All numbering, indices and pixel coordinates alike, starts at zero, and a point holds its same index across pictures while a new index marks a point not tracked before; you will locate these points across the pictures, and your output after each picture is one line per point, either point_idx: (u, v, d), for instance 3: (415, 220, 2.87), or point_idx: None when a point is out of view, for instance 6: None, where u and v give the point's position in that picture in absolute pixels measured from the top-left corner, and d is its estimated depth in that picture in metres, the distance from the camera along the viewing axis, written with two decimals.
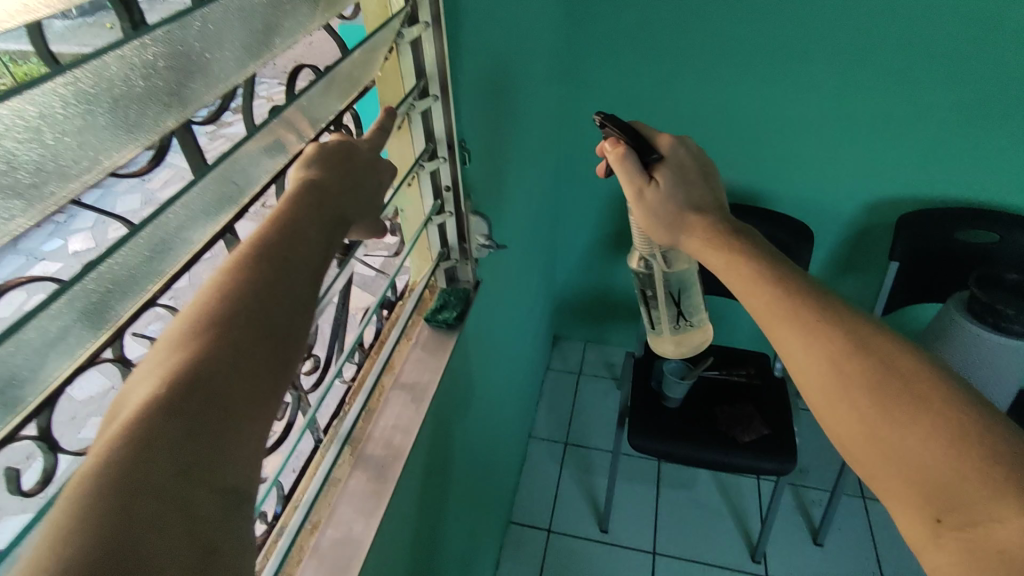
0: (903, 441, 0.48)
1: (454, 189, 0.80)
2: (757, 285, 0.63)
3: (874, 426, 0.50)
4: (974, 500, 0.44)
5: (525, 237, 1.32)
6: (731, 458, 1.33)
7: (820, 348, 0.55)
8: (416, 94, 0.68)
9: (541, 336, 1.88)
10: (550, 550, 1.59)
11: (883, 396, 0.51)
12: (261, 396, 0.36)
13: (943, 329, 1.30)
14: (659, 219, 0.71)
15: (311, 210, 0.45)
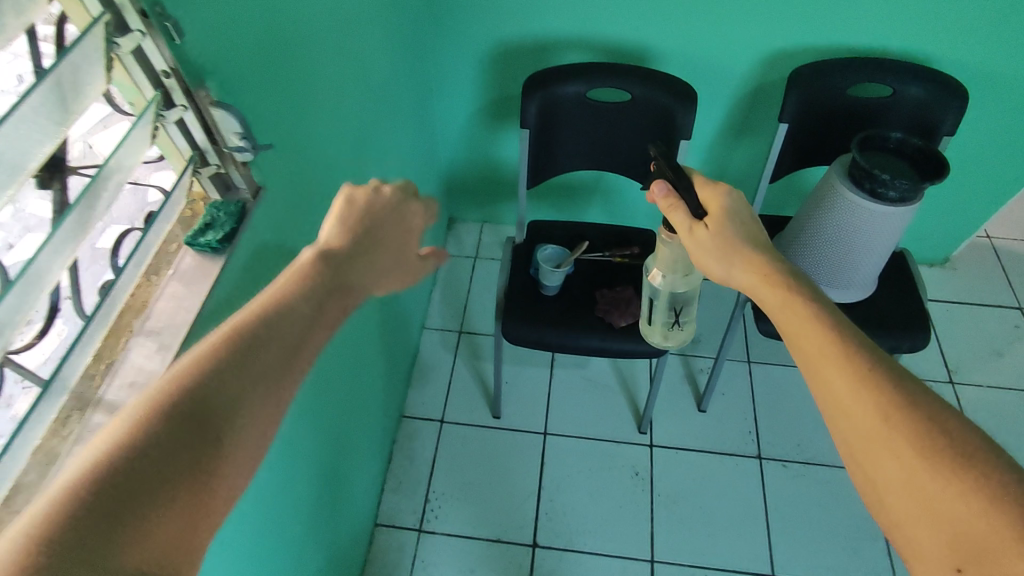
0: (917, 483, 0.50)
1: (176, 74, 0.59)
2: (784, 307, 0.65)
3: (893, 459, 0.52)
4: (988, 551, 0.46)
5: (371, 119, 1.13)
6: (607, 344, 1.29)
7: (834, 371, 0.58)
8: None
9: (427, 222, 1.73)
10: (443, 440, 1.59)
11: (906, 433, 0.52)
12: (221, 463, 0.41)
13: (823, 199, 1.23)
14: (714, 246, 0.76)
15: (320, 290, 0.51)
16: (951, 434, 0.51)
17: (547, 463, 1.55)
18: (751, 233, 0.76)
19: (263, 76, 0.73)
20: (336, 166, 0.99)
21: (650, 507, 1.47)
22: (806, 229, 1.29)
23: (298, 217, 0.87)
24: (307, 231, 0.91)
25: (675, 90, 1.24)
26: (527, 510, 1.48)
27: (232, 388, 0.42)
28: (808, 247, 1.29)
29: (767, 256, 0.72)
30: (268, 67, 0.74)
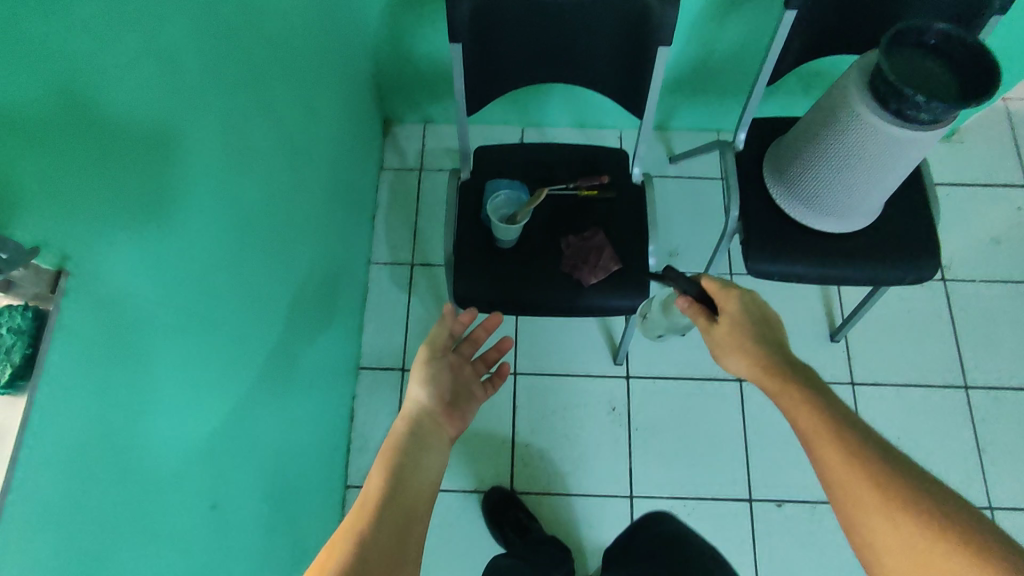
0: (919, 558, 0.57)
1: None
2: (791, 399, 0.72)
3: (910, 550, 0.58)
4: None
5: (248, 54, 0.84)
6: (575, 304, 1.11)
7: (841, 471, 0.64)
8: None
9: (357, 138, 1.45)
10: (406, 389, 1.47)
11: (905, 512, 0.59)
12: None
13: (834, 117, 0.99)
14: (725, 337, 0.80)
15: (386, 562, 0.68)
16: (923, 487, 0.61)
17: (519, 406, 1.45)
18: (763, 320, 0.80)
19: (43, 72, 0.49)
20: (207, 145, 0.74)
21: (628, 442, 1.42)
22: (805, 150, 1.06)
23: (155, 246, 0.64)
24: (178, 253, 0.69)
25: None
26: (502, 457, 1.41)
27: None
28: (804, 172, 1.08)
29: (771, 350, 0.77)
30: (43, 56, 0.49)
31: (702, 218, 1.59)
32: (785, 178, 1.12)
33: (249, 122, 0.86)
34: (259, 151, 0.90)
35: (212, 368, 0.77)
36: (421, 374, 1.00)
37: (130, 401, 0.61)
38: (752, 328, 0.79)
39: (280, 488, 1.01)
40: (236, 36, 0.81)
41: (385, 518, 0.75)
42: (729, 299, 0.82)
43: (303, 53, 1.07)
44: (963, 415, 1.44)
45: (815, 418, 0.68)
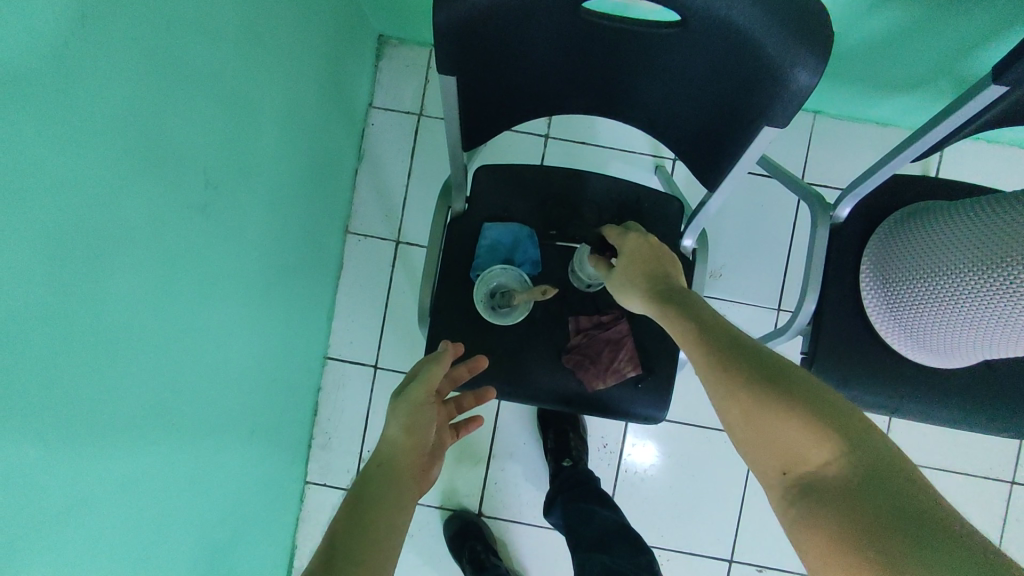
0: (768, 426, 0.53)
1: None
2: (662, 300, 0.64)
3: (782, 441, 0.52)
4: (802, 450, 0.51)
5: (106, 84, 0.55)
6: (578, 407, 0.88)
7: (722, 385, 0.56)
8: None
9: (329, 86, 1.10)
10: (377, 390, 1.30)
11: (764, 397, 0.53)
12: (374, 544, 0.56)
13: (999, 262, 0.68)
14: (627, 263, 0.70)
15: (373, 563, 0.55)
16: (800, 387, 0.54)
17: (499, 428, 1.31)
18: (661, 254, 0.70)
19: None
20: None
21: (613, 482, 1.29)
22: (937, 275, 0.73)
23: None
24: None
25: (789, 10, 0.53)
26: (474, 477, 1.30)
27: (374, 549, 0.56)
28: (916, 304, 0.77)
29: (664, 270, 0.68)
30: None
31: (761, 235, 1.26)
32: (893, 293, 0.80)
33: (104, 195, 0.57)
34: (131, 226, 0.62)
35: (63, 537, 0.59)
36: (405, 413, 0.69)
37: None
38: (648, 252, 0.70)
39: (201, 557, 0.90)
40: (57, 81, 0.50)
41: (352, 541, 0.56)
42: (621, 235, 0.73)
43: (224, 26, 0.72)
44: (998, 512, 1.26)
45: (700, 340, 0.58)
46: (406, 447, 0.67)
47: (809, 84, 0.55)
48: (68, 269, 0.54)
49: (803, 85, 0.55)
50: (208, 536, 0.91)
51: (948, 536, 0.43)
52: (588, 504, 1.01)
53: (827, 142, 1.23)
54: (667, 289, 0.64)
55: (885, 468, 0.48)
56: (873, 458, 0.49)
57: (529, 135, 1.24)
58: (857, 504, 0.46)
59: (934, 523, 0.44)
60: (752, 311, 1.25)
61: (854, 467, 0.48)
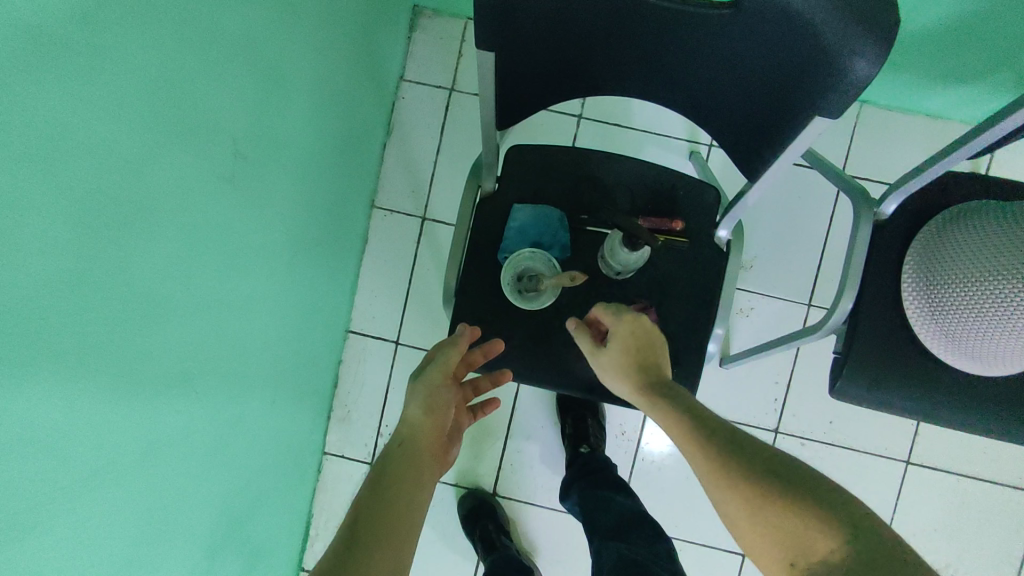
0: (763, 526, 0.52)
1: None
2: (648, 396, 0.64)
3: (784, 537, 0.51)
4: (807, 544, 0.50)
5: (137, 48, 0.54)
6: (600, 394, 0.86)
7: (718, 489, 0.55)
8: None
9: (360, 58, 1.08)
10: (397, 366, 1.30)
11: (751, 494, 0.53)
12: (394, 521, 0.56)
13: None
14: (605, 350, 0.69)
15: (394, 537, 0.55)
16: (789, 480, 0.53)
17: (517, 410, 1.31)
18: (645, 346, 0.68)
19: None
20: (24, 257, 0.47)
21: (630, 470, 1.28)
22: (993, 275, 0.70)
23: None
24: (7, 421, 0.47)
25: None
26: (490, 457, 1.31)
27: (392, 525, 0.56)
28: (960, 308, 0.74)
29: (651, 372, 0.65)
30: None
31: (797, 228, 1.22)
32: (935, 294, 0.77)
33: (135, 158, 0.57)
34: (160, 191, 0.62)
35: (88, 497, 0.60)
36: (423, 394, 0.70)
37: None
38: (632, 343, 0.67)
39: (220, 522, 0.91)
40: (87, 43, 0.49)
41: (375, 516, 0.56)
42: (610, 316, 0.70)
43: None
44: None
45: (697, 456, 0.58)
46: (425, 428, 0.68)
47: (868, 74, 0.52)
48: (95, 236, 0.54)
49: (860, 76, 0.52)
50: (226, 499, 0.93)
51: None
52: (605, 491, 1.01)
53: (872, 133, 1.18)
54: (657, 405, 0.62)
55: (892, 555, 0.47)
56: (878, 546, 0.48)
57: (562, 114, 1.22)
58: None
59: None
60: (782, 305, 1.22)
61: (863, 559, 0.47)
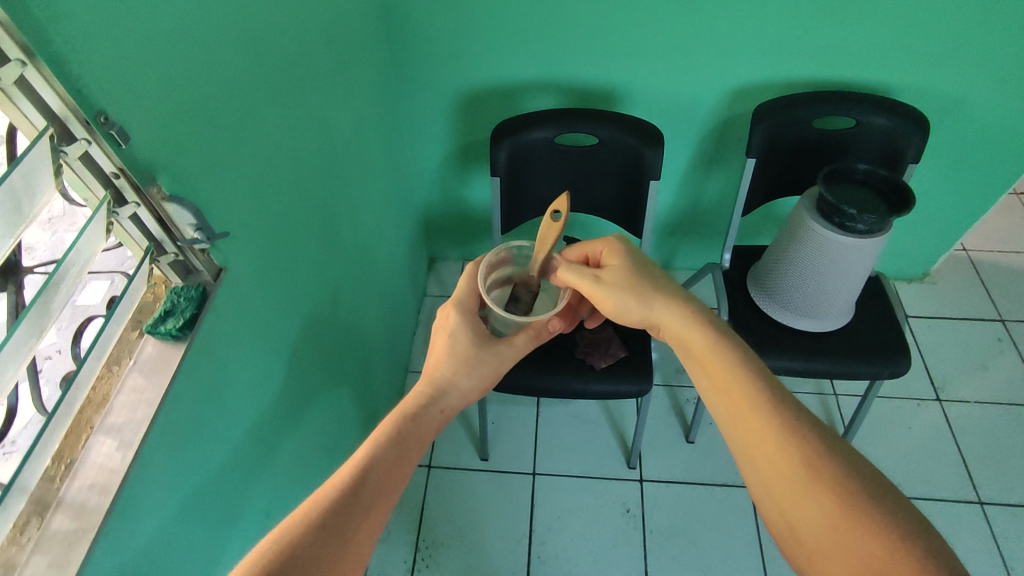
0: (756, 431, 0.67)
1: (125, 174, 0.60)
2: (676, 323, 0.80)
3: (762, 443, 0.66)
4: (767, 447, 0.65)
5: (344, 172, 1.18)
6: (588, 384, 1.28)
7: (728, 402, 0.71)
8: (58, 135, 0.53)
9: (410, 264, 1.74)
10: (431, 486, 1.56)
11: (755, 410, 0.67)
12: (395, 479, 0.73)
13: (790, 231, 1.26)
14: (623, 277, 0.85)
15: (386, 472, 0.72)
16: (782, 403, 0.67)
17: (537, 504, 1.53)
18: (649, 271, 0.86)
19: (248, 143, 0.81)
20: (305, 226, 1.02)
21: (643, 545, 1.46)
22: (778, 249, 1.31)
23: (273, 267, 0.90)
24: (282, 282, 0.94)
25: (643, 131, 1.25)
26: (518, 555, 1.45)
27: (375, 474, 0.71)
28: (776, 280, 1.32)
29: (667, 284, 0.84)
30: (246, 132, 0.80)
31: None
32: (767, 286, 1.35)
33: (332, 218, 1.13)
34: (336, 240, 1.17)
35: (279, 381, 0.96)
36: (477, 376, 0.89)
37: (235, 372, 0.82)
38: (639, 264, 0.87)
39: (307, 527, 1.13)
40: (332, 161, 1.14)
41: (368, 478, 0.70)
42: (610, 244, 0.91)
43: (378, 187, 1.40)
44: (983, 534, 1.44)
45: (719, 363, 0.73)
46: (455, 399, 0.86)
47: (658, 159, 1.24)
48: (320, 240, 1.09)
49: (657, 160, 1.24)
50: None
51: (895, 498, 0.59)
52: None
53: None
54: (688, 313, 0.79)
55: (848, 468, 0.62)
56: (841, 466, 0.62)
57: None
58: (815, 489, 0.61)
59: (895, 497, 0.59)
60: None
61: (813, 467, 0.62)
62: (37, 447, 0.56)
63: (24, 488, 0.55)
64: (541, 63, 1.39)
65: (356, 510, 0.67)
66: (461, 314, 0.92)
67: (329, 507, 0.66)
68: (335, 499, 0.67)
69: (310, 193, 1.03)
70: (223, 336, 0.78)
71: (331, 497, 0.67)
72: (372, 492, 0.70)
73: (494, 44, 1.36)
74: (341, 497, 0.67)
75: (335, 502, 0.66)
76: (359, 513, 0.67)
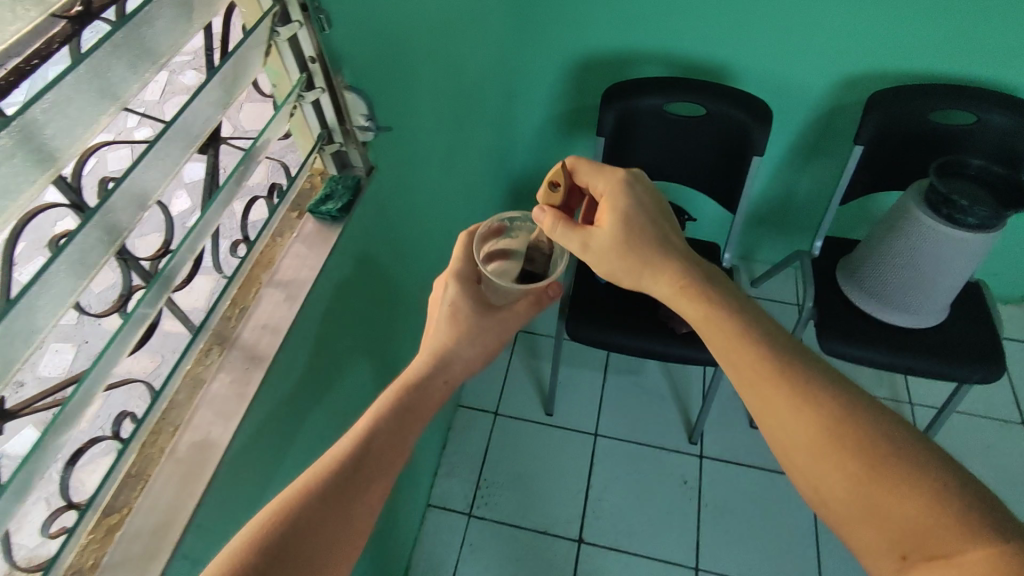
0: (786, 415, 0.60)
1: (320, 60, 0.68)
2: (693, 305, 0.69)
3: (789, 428, 0.60)
4: (795, 431, 0.60)
5: (465, 114, 1.25)
6: (665, 347, 1.33)
7: (751, 388, 0.63)
8: (277, 16, 0.62)
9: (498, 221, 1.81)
10: (496, 432, 1.63)
11: (783, 393, 0.60)
12: (399, 441, 0.68)
13: (893, 223, 1.25)
14: (613, 248, 0.74)
15: (387, 433, 0.67)
16: (808, 383, 0.60)
17: (596, 464, 1.57)
18: (643, 235, 0.74)
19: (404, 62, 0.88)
20: (429, 153, 1.09)
21: (697, 519, 1.49)
22: (876, 242, 1.31)
23: (404, 183, 0.98)
24: (408, 199, 1.01)
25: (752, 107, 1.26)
26: (574, 508, 1.52)
27: (380, 439, 0.67)
28: (871, 273, 1.32)
29: (675, 260, 0.72)
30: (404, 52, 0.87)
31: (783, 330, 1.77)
32: (858, 278, 1.35)
33: (448, 153, 1.20)
34: (449, 177, 1.24)
35: (393, 291, 1.05)
36: (468, 345, 0.79)
37: (367, 270, 0.90)
38: (639, 223, 0.75)
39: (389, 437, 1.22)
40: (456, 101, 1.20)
41: (376, 444, 0.66)
42: (603, 190, 0.77)
43: (486, 139, 1.47)
44: None
45: (738, 348, 0.64)
46: (450, 367, 0.77)
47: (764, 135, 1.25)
48: (438, 171, 1.16)
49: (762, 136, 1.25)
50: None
51: (1000, 525, 0.49)
52: None
53: None
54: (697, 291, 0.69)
55: (887, 444, 0.56)
56: (877, 443, 0.56)
57: None
58: (854, 477, 0.56)
59: (999, 525, 0.49)
60: None
61: (850, 455, 0.56)
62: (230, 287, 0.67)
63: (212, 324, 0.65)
64: (658, 35, 1.41)
65: (332, 507, 0.60)
66: (458, 285, 0.82)
67: (333, 475, 0.62)
68: (340, 466, 0.63)
69: (438, 123, 1.10)
70: (363, 235, 0.86)
71: (335, 463, 0.63)
72: (377, 460, 0.65)
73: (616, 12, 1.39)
74: (345, 462, 0.63)
75: (330, 485, 0.61)
76: (369, 480, 0.64)
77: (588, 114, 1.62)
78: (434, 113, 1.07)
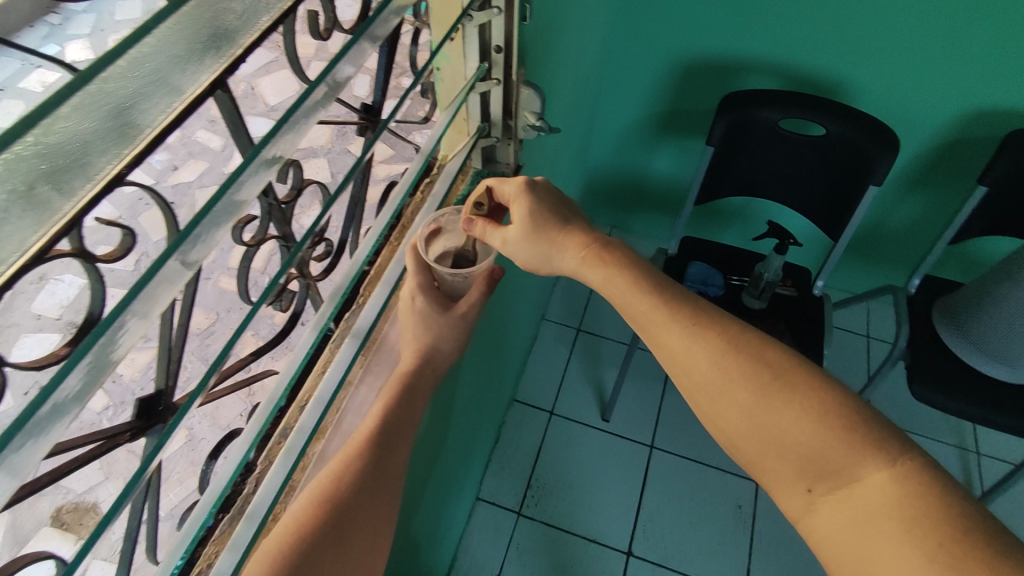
0: (716, 381, 0.55)
1: (504, 51, 0.64)
2: (619, 284, 0.60)
3: (720, 396, 0.54)
4: (721, 397, 0.54)
5: (572, 108, 1.18)
6: None
7: (676, 361, 0.57)
8: (475, 4, 0.58)
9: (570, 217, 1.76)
10: (551, 431, 1.61)
11: (715, 358, 0.54)
12: (412, 414, 0.62)
13: (998, 277, 1.18)
14: (527, 228, 0.63)
15: (406, 405, 0.61)
16: (739, 342, 0.55)
17: (648, 476, 1.55)
18: (546, 212, 0.64)
19: (546, 54, 0.80)
20: (543, 146, 1.02)
21: (750, 545, 1.45)
22: (976, 293, 1.23)
23: None
24: None
25: (876, 133, 1.17)
26: (625, 519, 1.48)
27: (397, 422, 0.60)
28: (968, 324, 1.26)
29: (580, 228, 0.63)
30: (548, 43, 0.80)
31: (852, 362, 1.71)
32: (957, 322, 1.28)
33: (552, 149, 1.14)
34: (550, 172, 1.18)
35: None
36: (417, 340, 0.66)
37: None
38: (551, 206, 0.64)
39: (458, 431, 1.19)
40: (572, 95, 1.14)
41: (396, 422, 0.60)
42: (510, 191, 0.65)
43: (578, 137, 1.41)
44: None
45: (661, 310, 0.57)
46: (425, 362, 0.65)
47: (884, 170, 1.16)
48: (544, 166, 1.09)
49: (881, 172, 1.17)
50: (459, 427, 1.22)
51: (888, 439, 0.48)
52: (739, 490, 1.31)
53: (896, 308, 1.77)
54: (614, 262, 0.60)
55: (824, 399, 0.51)
56: (816, 401, 0.51)
57: None
58: (797, 442, 0.51)
59: (890, 436, 0.49)
60: None
61: (796, 415, 0.51)
62: (386, 291, 0.67)
63: (362, 331, 0.64)
64: (774, 44, 1.32)
65: (366, 496, 0.55)
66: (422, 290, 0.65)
67: (361, 464, 0.56)
68: (365, 452, 0.57)
69: (556, 116, 1.03)
70: None
71: (361, 454, 0.57)
72: (397, 444, 0.59)
73: (730, 16, 1.30)
74: (366, 445, 0.57)
75: (364, 476, 0.56)
76: (397, 456, 0.59)
77: (680, 120, 1.54)
78: (555, 105, 1.00)
